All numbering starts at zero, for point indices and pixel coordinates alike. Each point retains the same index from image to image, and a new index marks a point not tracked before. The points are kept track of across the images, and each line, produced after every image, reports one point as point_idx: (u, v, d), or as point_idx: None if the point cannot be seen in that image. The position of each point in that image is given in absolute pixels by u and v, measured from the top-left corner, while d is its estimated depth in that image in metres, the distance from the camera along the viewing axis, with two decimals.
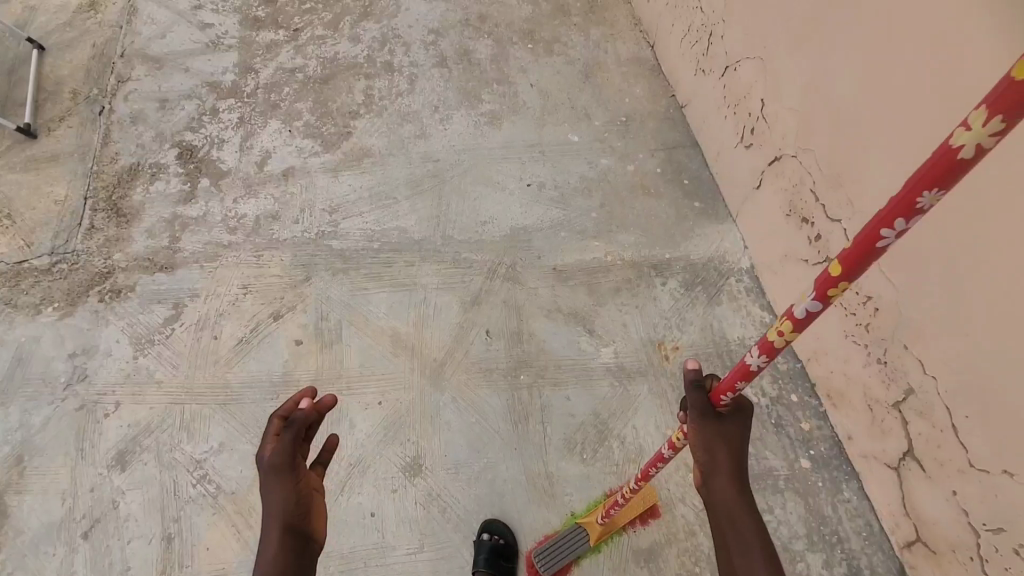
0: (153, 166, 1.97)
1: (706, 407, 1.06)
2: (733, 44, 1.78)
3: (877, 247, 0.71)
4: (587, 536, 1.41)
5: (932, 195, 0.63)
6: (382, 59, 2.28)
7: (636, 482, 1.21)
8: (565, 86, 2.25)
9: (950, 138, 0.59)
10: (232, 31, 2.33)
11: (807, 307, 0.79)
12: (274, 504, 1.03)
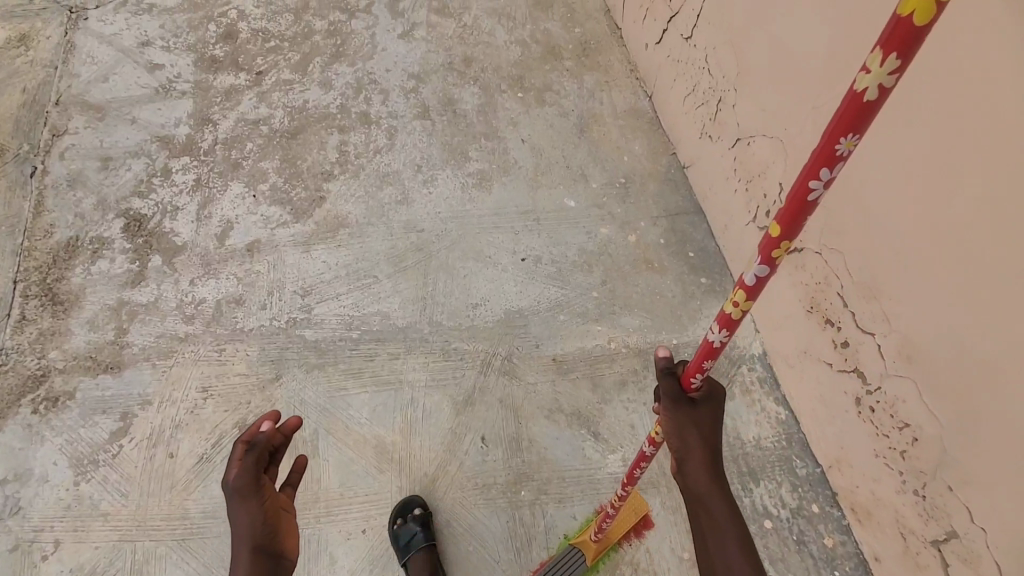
0: (94, 240, 1.72)
1: (679, 393, 1.03)
2: (746, 117, 1.65)
3: (810, 203, 0.73)
4: (584, 556, 1.38)
5: (848, 140, 0.65)
6: (357, 109, 2.07)
7: (623, 487, 1.17)
8: (558, 142, 2.08)
9: (855, 83, 0.62)
10: (186, 73, 2.09)
11: (752, 272, 0.80)
12: (242, 528, 0.98)
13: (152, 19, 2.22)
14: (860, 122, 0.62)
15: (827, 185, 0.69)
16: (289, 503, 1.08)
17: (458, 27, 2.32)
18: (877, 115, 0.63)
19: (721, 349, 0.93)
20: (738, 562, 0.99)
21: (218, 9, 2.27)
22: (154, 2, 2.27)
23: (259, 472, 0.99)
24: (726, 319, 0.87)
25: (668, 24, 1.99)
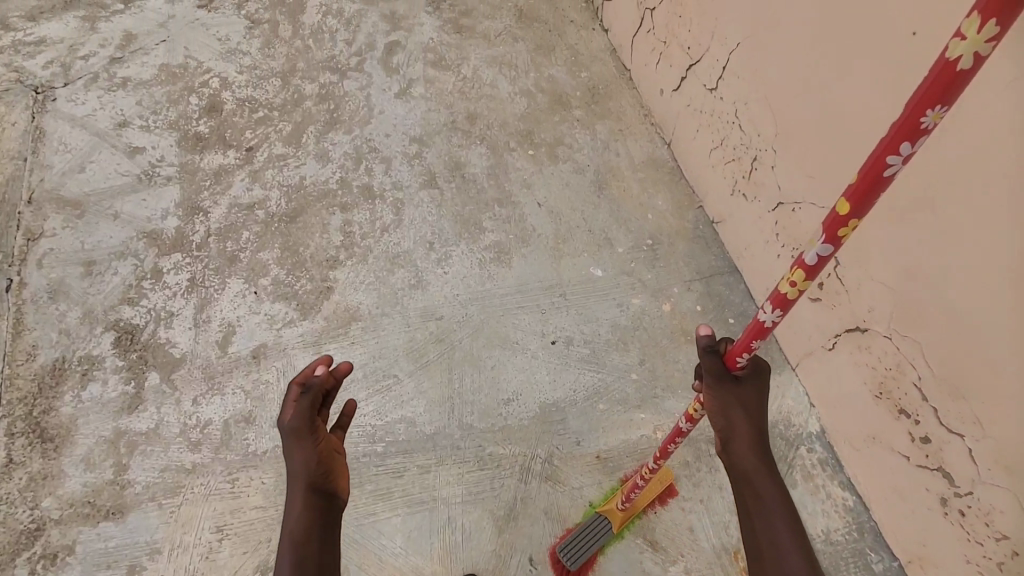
0: (83, 359, 1.56)
1: (723, 370, 1.14)
2: (789, 180, 1.51)
3: (884, 177, 0.76)
4: (610, 524, 1.41)
5: (935, 112, 0.68)
6: (359, 182, 1.92)
7: (656, 460, 1.27)
8: (577, 202, 1.94)
9: (947, 52, 0.65)
10: (169, 155, 1.93)
11: (818, 250, 0.85)
12: (297, 466, 1.15)
13: (128, 95, 2.06)
14: (950, 93, 0.66)
15: (906, 159, 0.73)
16: (340, 445, 1.25)
17: (458, 82, 2.18)
18: (969, 84, 0.66)
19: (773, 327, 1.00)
20: (785, 538, 1.06)
21: (199, 79, 2.12)
22: (128, 76, 2.11)
23: (312, 414, 1.17)
24: (782, 296, 0.92)
25: (688, 72, 1.85)
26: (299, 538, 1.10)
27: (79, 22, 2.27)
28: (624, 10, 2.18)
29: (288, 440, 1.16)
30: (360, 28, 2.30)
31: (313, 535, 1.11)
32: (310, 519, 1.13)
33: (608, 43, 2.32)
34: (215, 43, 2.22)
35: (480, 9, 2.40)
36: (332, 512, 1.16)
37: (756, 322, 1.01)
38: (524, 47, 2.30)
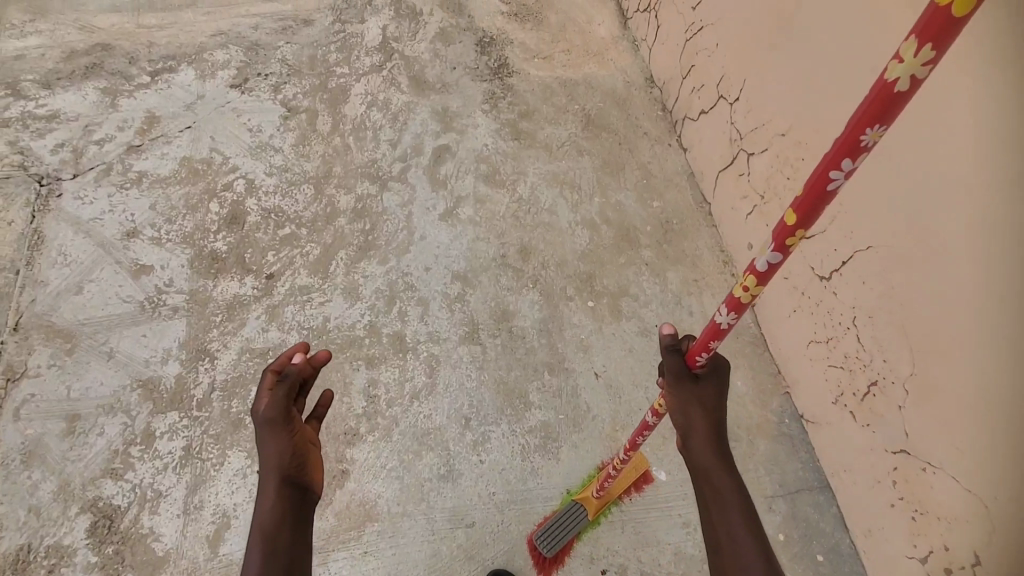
0: (51, 550, 1.35)
1: (682, 370, 1.11)
2: (915, 423, 1.24)
3: (828, 191, 0.74)
4: (586, 512, 1.42)
5: (874, 132, 0.66)
6: (389, 329, 1.66)
7: (625, 453, 1.27)
8: (641, 374, 1.64)
9: (885, 73, 0.62)
10: (179, 276, 1.69)
11: (766, 257, 0.83)
12: (271, 455, 1.09)
13: (141, 195, 1.83)
14: (887, 115, 0.63)
15: (849, 175, 0.70)
16: (314, 436, 1.23)
17: (511, 202, 1.91)
18: (905, 107, 0.64)
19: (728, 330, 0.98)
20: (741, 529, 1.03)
21: (223, 179, 1.89)
22: (144, 169, 1.88)
23: (288, 405, 1.11)
24: (734, 301, 0.91)
25: None
26: (269, 529, 1.04)
27: (99, 96, 2.06)
28: (711, 134, 1.86)
29: (261, 427, 1.11)
30: (407, 127, 2.05)
31: (284, 525, 1.06)
32: (282, 513, 1.07)
33: (685, 165, 2.02)
34: (244, 134, 1.99)
35: (543, 111, 2.13)
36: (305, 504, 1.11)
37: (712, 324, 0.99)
38: (590, 163, 2.02)
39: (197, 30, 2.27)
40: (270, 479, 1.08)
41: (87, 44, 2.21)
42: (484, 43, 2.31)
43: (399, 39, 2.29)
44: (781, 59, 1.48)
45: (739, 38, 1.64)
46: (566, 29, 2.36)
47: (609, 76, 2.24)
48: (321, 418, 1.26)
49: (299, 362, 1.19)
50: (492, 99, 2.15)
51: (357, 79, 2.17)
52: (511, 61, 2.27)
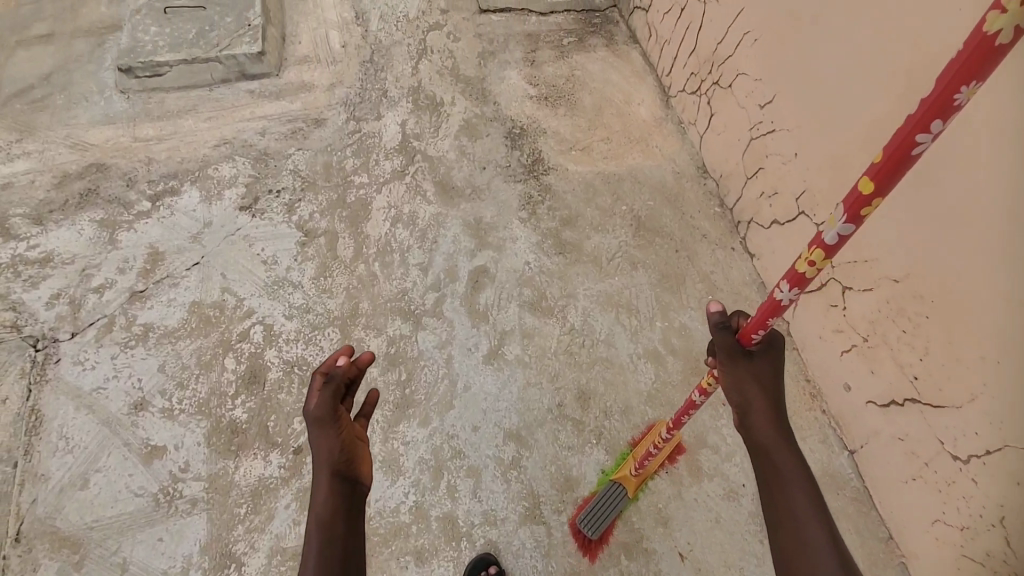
0: None
1: (735, 347, 1.13)
2: None
3: (912, 155, 0.72)
4: (625, 491, 1.44)
5: (969, 90, 0.64)
6: (439, 512, 1.44)
7: (669, 430, 1.30)
8: (734, 552, 1.42)
9: (983, 26, 0.60)
10: (195, 456, 1.49)
11: (839, 228, 0.81)
12: (322, 453, 1.13)
13: (147, 354, 1.63)
14: (983, 72, 0.61)
15: (936, 137, 0.68)
16: (363, 434, 1.24)
17: (563, 335, 1.69)
18: (1003, 60, 0.61)
19: (789, 306, 0.98)
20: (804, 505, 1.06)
21: (237, 327, 1.67)
22: (149, 321, 1.68)
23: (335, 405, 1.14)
24: (803, 274, 0.88)
25: (907, 401, 1.32)
26: (326, 520, 1.07)
27: (96, 230, 1.86)
28: (789, 250, 1.63)
29: (312, 428, 1.15)
30: (438, 245, 1.84)
31: (340, 519, 1.09)
32: (336, 505, 1.09)
33: (752, 272, 1.80)
34: (258, 267, 1.78)
35: (588, 215, 1.91)
36: (357, 498, 1.14)
37: (772, 301, 0.99)
38: (646, 277, 1.79)
39: (200, 140, 2.08)
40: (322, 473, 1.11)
41: (79, 165, 2.02)
42: (514, 135, 2.10)
43: (420, 136, 2.10)
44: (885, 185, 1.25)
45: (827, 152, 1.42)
46: (601, 112, 2.16)
47: (656, 166, 2.02)
48: (369, 416, 1.27)
49: (344, 363, 1.22)
50: (529, 204, 1.93)
51: (378, 189, 1.96)
52: (544, 154, 2.06)
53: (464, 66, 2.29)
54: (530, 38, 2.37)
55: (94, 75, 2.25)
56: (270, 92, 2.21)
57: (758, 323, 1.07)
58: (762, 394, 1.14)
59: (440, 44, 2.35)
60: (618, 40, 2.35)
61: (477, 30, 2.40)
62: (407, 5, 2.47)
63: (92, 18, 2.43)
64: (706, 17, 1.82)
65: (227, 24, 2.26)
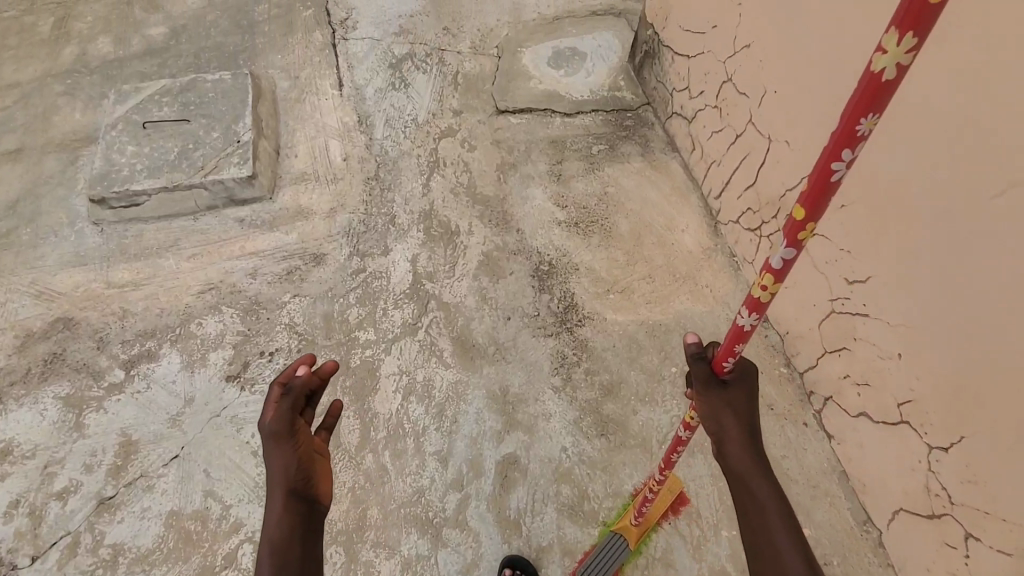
0: None
1: (710, 376, 1.05)
2: None
3: (832, 183, 0.71)
4: (626, 542, 1.36)
5: (869, 120, 0.64)
6: None
7: (661, 473, 1.19)
8: None
9: (871, 65, 0.62)
10: None
11: (779, 255, 0.78)
12: (277, 472, 1.13)
13: None
14: (879, 102, 0.62)
15: (850, 165, 0.68)
16: (323, 447, 1.26)
17: None
18: (895, 93, 0.62)
19: (751, 332, 0.93)
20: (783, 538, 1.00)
21: (222, 548, 1.41)
22: (118, 543, 1.43)
23: (291, 417, 1.17)
24: (754, 303, 0.85)
25: None
26: (279, 543, 1.07)
27: (60, 411, 1.61)
28: (890, 457, 1.34)
29: (269, 444, 1.16)
30: (458, 427, 1.56)
31: (296, 539, 1.10)
32: (292, 525, 1.10)
33: (830, 457, 1.52)
34: (247, 461, 1.52)
35: (632, 381, 1.63)
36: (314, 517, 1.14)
37: (735, 328, 0.94)
38: (705, 466, 1.51)
39: (181, 285, 1.81)
40: (278, 494, 1.11)
41: (43, 322, 1.76)
42: (541, 273, 1.82)
43: (434, 275, 1.82)
44: (969, 329, 1.09)
45: (921, 324, 1.18)
46: (641, 241, 1.88)
47: (708, 313, 1.74)
48: (329, 429, 1.30)
49: (304, 373, 1.24)
50: (562, 367, 1.66)
51: (386, 349, 1.69)
52: (577, 298, 1.78)
53: (481, 182, 2.03)
54: (554, 146, 2.11)
55: (64, 202, 1.99)
56: (261, 220, 1.94)
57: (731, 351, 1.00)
58: (739, 424, 1.07)
59: (453, 153, 2.10)
60: (654, 148, 2.09)
61: (495, 135, 2.15)
62: (415, 106, 2.23)
63: (64, 128, 2.17)
64: (772, 154, 1.55)
65: (212, 140, 2.00)
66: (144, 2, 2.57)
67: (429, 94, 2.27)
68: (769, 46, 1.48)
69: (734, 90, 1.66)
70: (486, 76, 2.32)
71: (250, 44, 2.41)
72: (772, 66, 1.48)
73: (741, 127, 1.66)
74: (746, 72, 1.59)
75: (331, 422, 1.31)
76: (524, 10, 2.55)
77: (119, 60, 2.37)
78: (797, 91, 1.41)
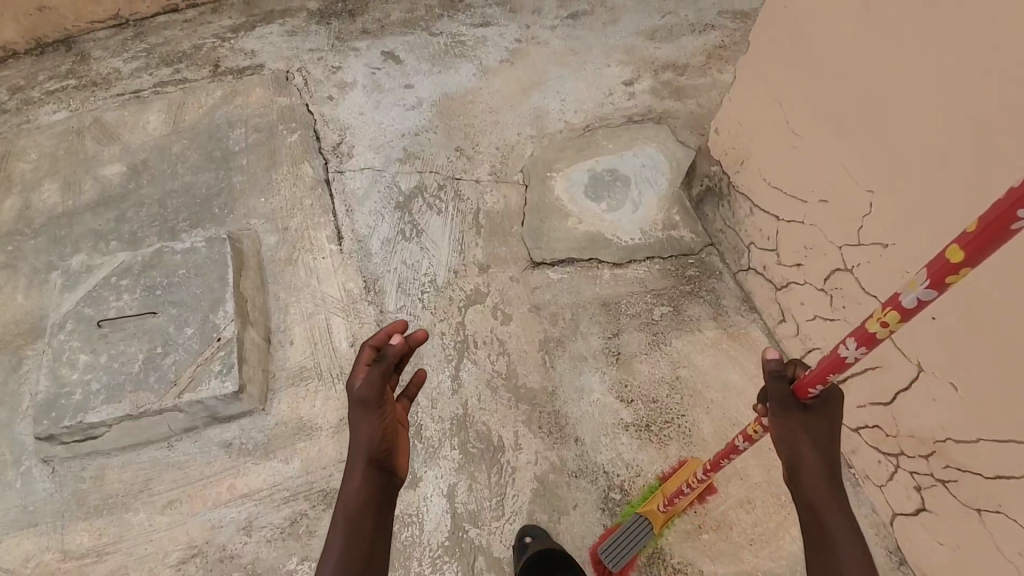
0: None
1: (788, 398, 1.02)
2: None
3: (1009, 231, 0.63)
4: (651, 526, 1.38)
5: None
6: None
7: (705, 473, 1.22)
8: None
9: None
10: None
11: (918, 296, 0.72)
12: (362, 438, 1.15)
13: None
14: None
15: None
16: (404, 417, 1.29)
17: None
18: None
19: (853, 363, 0.89)
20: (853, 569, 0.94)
21: None
22: None
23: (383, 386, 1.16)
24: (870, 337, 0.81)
25: None
26: (356, 511, 1.12)
27: None
28: None
29: (357, 410, 1.17)
30: None
31: (368, 510, 1.12)
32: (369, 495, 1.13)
33: None
34: None
35: None
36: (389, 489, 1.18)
37: (834, 356, 0.89)
38: None
39: (157, 552, 1.42)
40: (360, 460, 1.14)
41: None
42: (611, 504, 1.47)
43: (478, 516, 1.46)
44: None
45: None
46: None
47: None
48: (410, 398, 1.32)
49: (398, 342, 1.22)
50: None
51: None
52: (661, 542, 1.42)
53: (523, 369, 1.65)
54: (607, 310, 1.74)
55: (3, 431, 1.58)
56: (252, 444, 1.54)
57: (818, 377, 0.96)
58: (815, 448, 1.03)
59: (485, 328, 1.72)
60: (727, 308, 1.73)
61: (532, 298, 1.77)
62: (432, 261, 1.84)
63: (3, 318, 1.76)
64: (921, 387, 1.21)
65: (186, 338, 1.60)
66: (96, 131, 2.17)
67: (448, 242, 1.88)
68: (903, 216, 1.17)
69: (855, 282, 1.33)
70: (513, 213, 1.94)
71: (226, 183, 2.01)
72: (913, 243, 1.17)
73: None
74: (874, 265, 1.26)
75: (411, 391, 1.33)
76: (547, 118, 2.18)
77: (67, 214, 1.96)
78: (966, 322, 1.08)
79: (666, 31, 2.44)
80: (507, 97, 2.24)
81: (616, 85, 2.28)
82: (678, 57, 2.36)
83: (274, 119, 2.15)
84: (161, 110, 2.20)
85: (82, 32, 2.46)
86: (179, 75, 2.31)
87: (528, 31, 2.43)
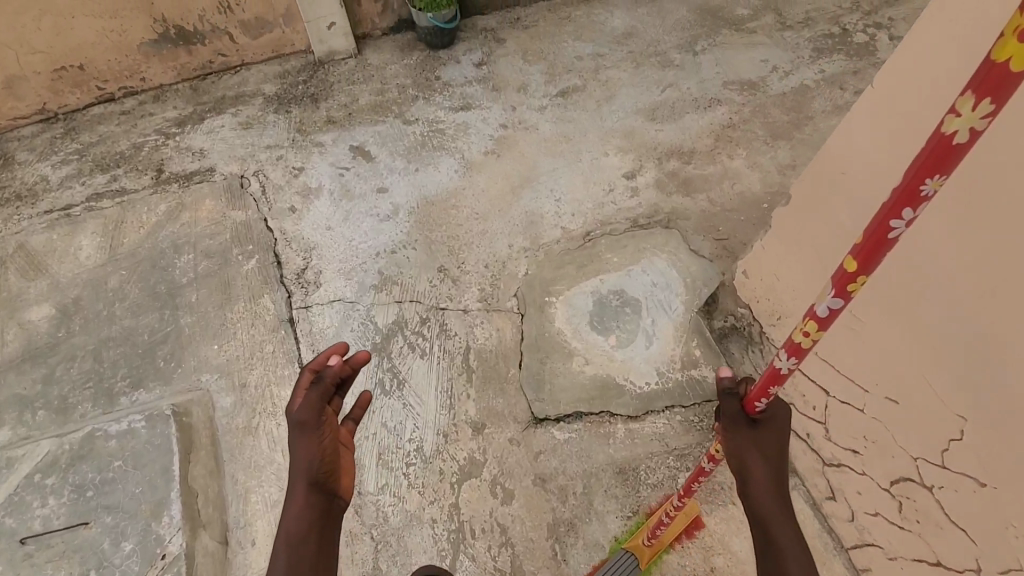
0: None
1: (737, 415, 0.93)
2: None
3: (889, 240, 0.63)
4: (638, 561, 1.35)
5: (935, 181, 0.57)
6: None
7: (680, 500, 1.16)
8: None
9: (943, 125, 0.55)
10: None
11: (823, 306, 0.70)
12: (300, 458, 1.02)
13: None
14: (944, 168, 0.54)
15: (910, 225, 0.60)
16: (349, 439, 1.14)
17: None
18: (968, 155, 0.55)
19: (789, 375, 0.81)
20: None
21: None
22: None
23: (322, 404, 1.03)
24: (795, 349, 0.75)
25: None
26: (295, 538, 0.99)
27: None
28: None
29: (292, 432, 1.03)
30: None
31: (309, 535, 1.00)
32: (310, 520, 1.00)
33: None
34: None
35: None
36: (333, 514, 1.05)
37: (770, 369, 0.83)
38: None
39: None
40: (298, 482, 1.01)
41: None
42: None
43: None
44: None
45: None
46: None
47: None
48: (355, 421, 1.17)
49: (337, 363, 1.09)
50: None
51: None
52: None
53: (531, 567, 1.40)
54: (624, 479, 1.49)
55: None
56: None
57: (763, 391, 0.88)
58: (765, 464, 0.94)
59: (482, 511, 1.47)
60: None
61: (537, 467, 1.51)
62: (418, 422, 1.58)
63: None
64: None
65: (124, 557, 1.38)
66: (20, 261, 1.86)
67: (435, 395, 1.62)
68: (946, 321, 0.96)
69: (932, 501, 1.09)
70: (508, 352, 1.68)
71: (173, 327, 1.72)
72: (982, 387, 0.93)
73: (956, 565, 1.07)
74: (955, 485, 1.04)
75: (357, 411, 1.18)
76: (542, 225, 1.92)
77: None
78: None
79: (667, 109, 2.19)
80: (494, 199, 1.97)
81: (616, 178, 2.02)
82: (682, 141, 2.11)
83: (227, 241, 1.86)
84: (95, 231, 1.91)
85: (5, 130, 2.16)
86: (116, 183, 2.01)
87: (514, 114, 2.17)
